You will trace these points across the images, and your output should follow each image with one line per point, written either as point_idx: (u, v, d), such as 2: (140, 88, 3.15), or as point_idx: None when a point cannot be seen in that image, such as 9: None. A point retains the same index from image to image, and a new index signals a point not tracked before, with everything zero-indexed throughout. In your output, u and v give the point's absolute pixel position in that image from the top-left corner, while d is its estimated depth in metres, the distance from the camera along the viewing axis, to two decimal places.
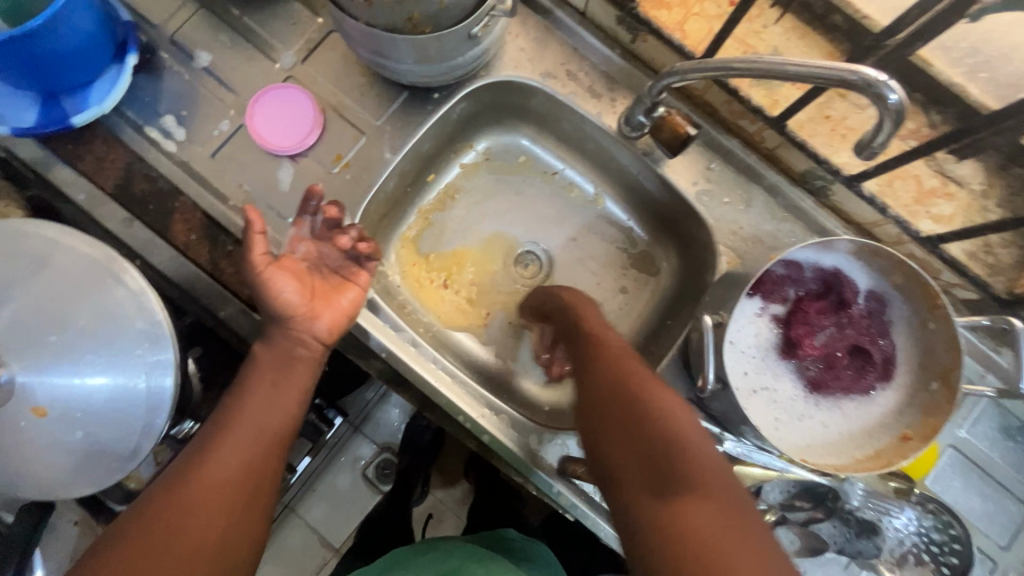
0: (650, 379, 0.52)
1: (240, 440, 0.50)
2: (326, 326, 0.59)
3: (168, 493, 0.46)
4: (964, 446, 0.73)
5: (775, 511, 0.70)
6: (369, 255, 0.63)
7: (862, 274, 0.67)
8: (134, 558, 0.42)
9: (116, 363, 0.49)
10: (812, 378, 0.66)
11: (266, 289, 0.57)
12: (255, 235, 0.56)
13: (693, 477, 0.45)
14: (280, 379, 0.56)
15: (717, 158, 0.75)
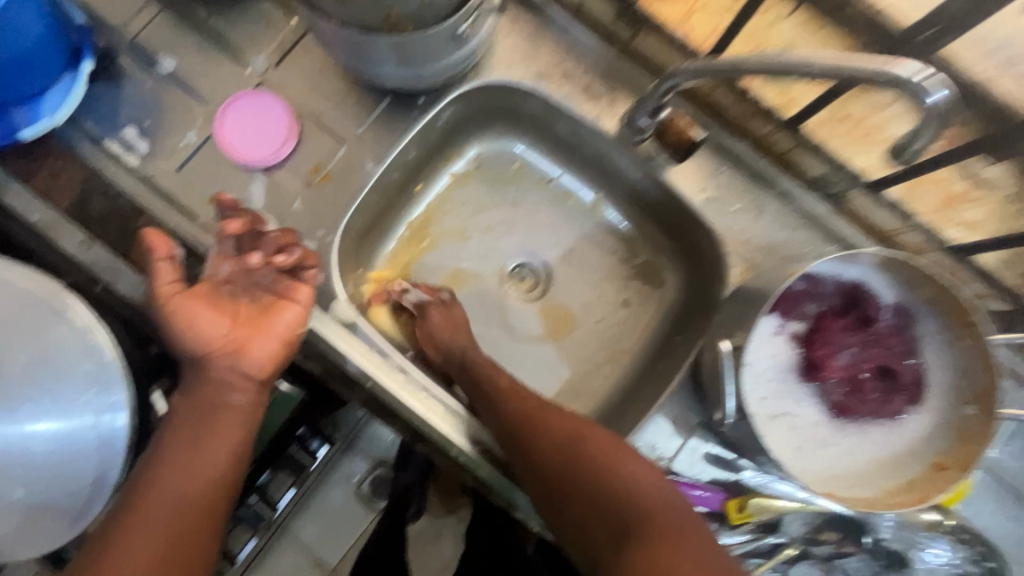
0: (585, 429, 0.58)
1: (156, 516, 0.47)
2: (252, 357, 0.54)
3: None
4: (996, 468, 0.66)
5: (796, 546, 0.62)
6: (302, 266, 0.56)
7: (887, 287, 0.60)
8: None
9: (60, 410, 0.45)
10: (836, 403, 0.59)
11: (178, 325, 0.52)
12: (159, 261, 0.52)
13: (636, 516, 0.50)
14: (202, 441, 0.51)
15: (727, 163, 0.68)
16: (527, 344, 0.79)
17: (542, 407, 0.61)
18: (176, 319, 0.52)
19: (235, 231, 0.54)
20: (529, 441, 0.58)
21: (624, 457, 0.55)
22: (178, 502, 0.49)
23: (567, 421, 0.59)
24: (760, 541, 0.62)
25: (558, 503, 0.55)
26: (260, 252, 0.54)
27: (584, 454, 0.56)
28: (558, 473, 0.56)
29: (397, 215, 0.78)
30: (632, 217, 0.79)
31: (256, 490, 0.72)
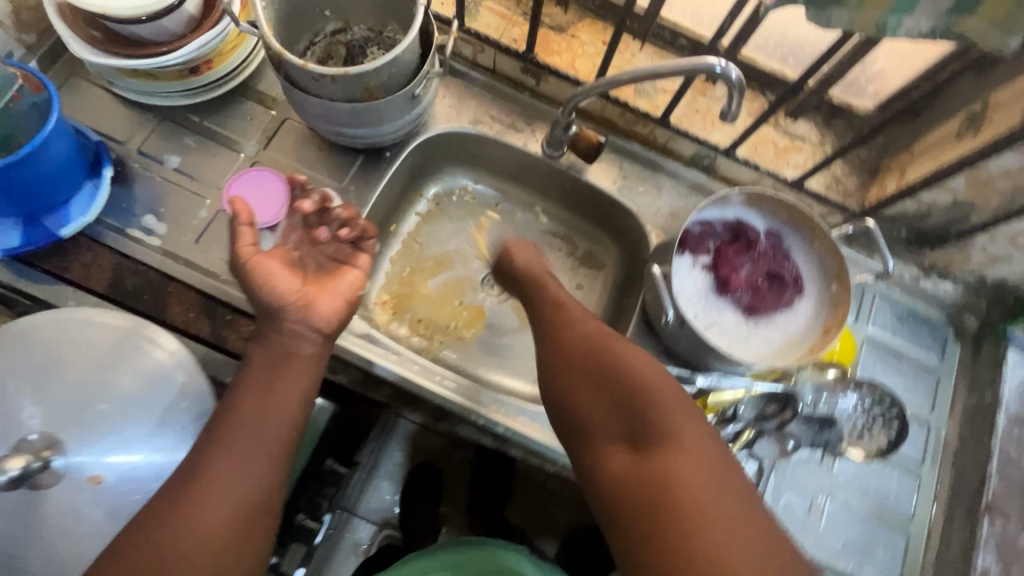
0: (611, 336, 0.65)
1: (234, 449, 0.55)
2: (318, 312, 0.65)
3: (160, 525, 0.50)
4: (876, 337, 0.88)
5: (753, 427, 0.80)
6: (360, 237, 0.72)
7: (758, 218, 0.82)
8: (143, 556, 0.48)
9: (167, 420, 0.58)
10: (747, 304, 0.79)
11: (257, 278, 0.63)
12: (243, 226, 0.63)
13: (661, 420, 0.56)
14: (273, 388, 0.59)
15: (626, 159, 0.91)
16: (507, 335, 0.94)
17: (571, 313, 0.70)
18: (258, 273, 0.63)
19: (309, 212, 0.70)
20: (564, 348, 0.66)
21: (644, 359, 0.61)
22: (256, 442, 0.56)
23: (590, 328, 0.67)
24: (724, 432, 0.79)
25: (569, 394, 0.63)
26: (329, 229, 0.71)
27: (613, 359, 0.62)
28: (584, 379, 0.62)
29: (381, 252, 0.94)
30: (568, 217, 0.99)
31: (303, 508, 0.78)
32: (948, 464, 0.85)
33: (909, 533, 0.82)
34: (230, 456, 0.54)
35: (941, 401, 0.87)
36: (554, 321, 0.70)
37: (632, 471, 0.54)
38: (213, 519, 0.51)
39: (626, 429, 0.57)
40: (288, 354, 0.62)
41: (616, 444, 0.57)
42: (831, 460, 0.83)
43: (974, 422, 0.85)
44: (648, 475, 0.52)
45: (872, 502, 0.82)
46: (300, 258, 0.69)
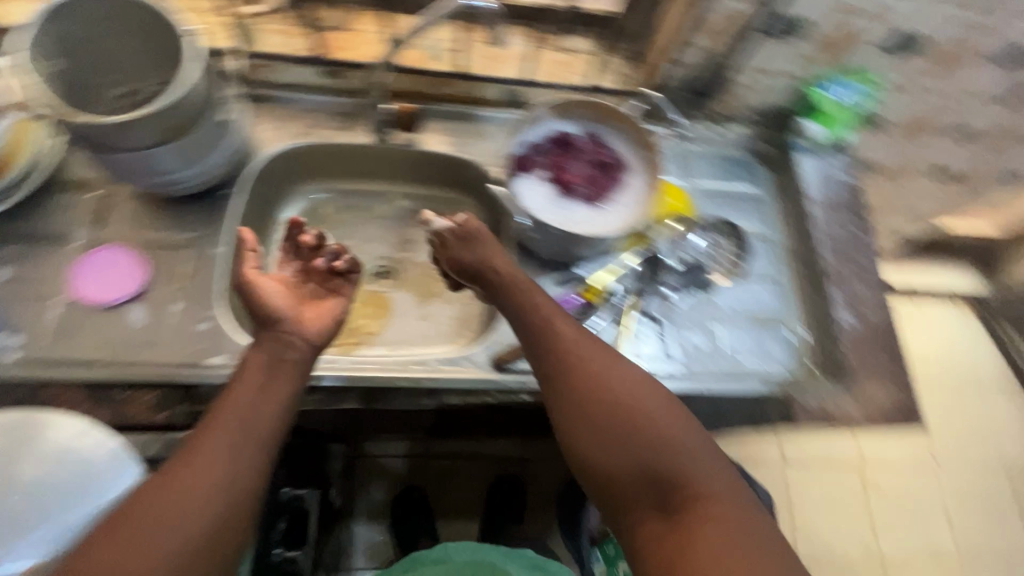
0: (634, 393, 0.66)
1: (229, 431, 0.59)
2: (309, 324, 0.72)
3: (160, 488, 0.54)
4: (702, 185, 1.04)
5: (637, 291, 0.92)
6: (351, 271, 0.79)
7: (569, 124, 0.95)
8: (148, 514, 0.53)
9: (84, 480, 0.62)
10: (588, 193, 0.90)
11: (255, 294, 0.71)
12: (248, 251, 0.73)
13: (692, 494, 0.60)
14: (267, 382, 0.64)
15: (446, 120, 1.00)
16: (410, 313, 1.00)
17: (580, 356, 0.69)
18: (258, 288, 0.71)
19: (307, 243, 0.78)
20: (586, 399, 0.66)
21: (672, 426, 0.64)
22: (250, 425, 0.60)
23: (609, 385, 0.67)
24: (613, 307, 0.91)
25: (594, 453, 0.64)
26: (324, 259, 0.78)
27: (637, 414, 0.64)
28: (610, 438, 0.64)
29: None
30: (425, 191, 1.06)
31: None
32: (796, 260, 1.01)
33: (787, 325, 0.95)
34: (227, 433, 0.59)
35: (771, 212, 1.04)
36: (563, 362, 0.69)
37: (665, 544, 0.59)
38: (206, 487, 0.55)
39: (656, 500, 0.61)
40: (277, 358, 0.66)
41: (647, 507, 0.62)
42: (709, 295, 0.96)
43: (796, 221, 1.03)
44: (677, 552, 0.57)
45: (750, 314, 0.96)
46: (295, 287, 0.77)
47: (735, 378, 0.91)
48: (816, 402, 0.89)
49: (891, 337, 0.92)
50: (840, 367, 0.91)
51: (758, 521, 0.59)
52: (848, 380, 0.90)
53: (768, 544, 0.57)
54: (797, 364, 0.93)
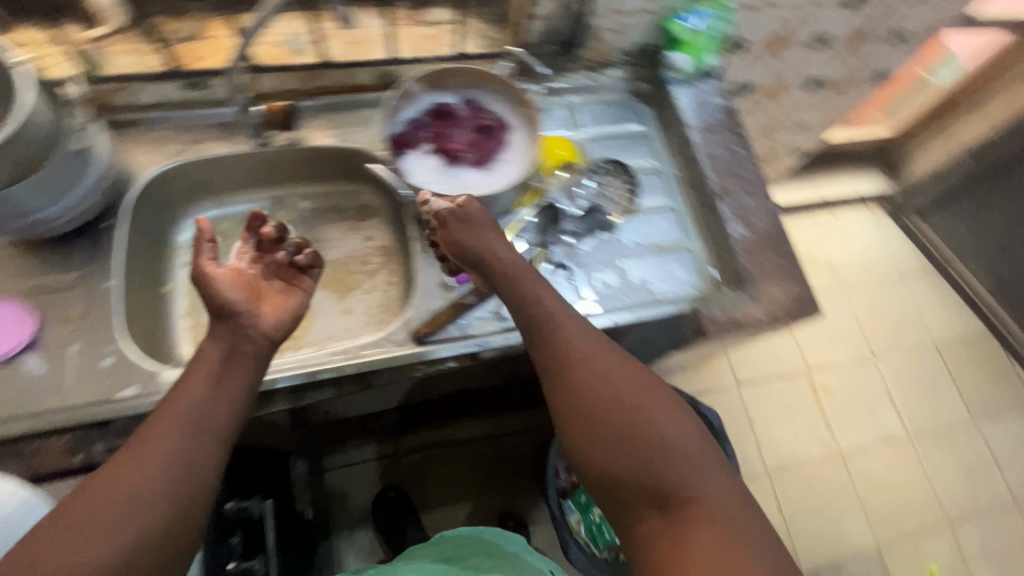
0: (638, 399, 0.70)
1: (182, 418, 0.63)
2: (266, 318, 0.76)
3: (114, 466, 0.59)
4: (588, 132, 1.08)
5: (541, 243, 0.96)
6: (310, 265, 0.84)
7: (444, 94, 0.96)
8: (101, 490, 0.57)
9: None
10: (474, 158, 0.92)
11: (210, 287, 0.73)
12: (205, 242, 0.74)
13: (692, 495, 0.65)
14: (222, 373, 0.68)
15: (324, 113, 0.99)
16: (331, 311, 1.01)
17: (585, 360, 0.73)
18: (214, 280, 0.73)
19: (266, 237, 0.81)
20: (587, 400, 0.70)
21: (674, 432, 0.68)
22: (203, 412, 0.65)
23: (613, 391, 0.71)
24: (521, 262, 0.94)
25: (596, 452, 0.68)
26: (284, 252, 0.82)
27: (640, 418, 0.69)
28: (609, 439, 0.68)
29: (168, 313, 0.95)
30: (321, 188, 1.06)
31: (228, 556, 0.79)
32: (687, 187, 1.07)
33: (688, 248, 1.02)
34: (180, 418, 0.63)
35: (656, 148, 1.10)
36: (565, 365, 0.73)
37: (662, 542, 0.63)
38: (156, 466, 0.59)
39: (657, 501, 0.66)
40: (238, 344, 0.71)
41: (649, 507, 0.66)
42: (613, 234, 1.01)
43: (680, 151, 1.08)
44: (674, 549, 0.62)
45: (653, 244, 1.02)
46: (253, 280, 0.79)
47: (650, 304, 0.96)
48: (724, 312, 0.94)
49: (779, 239, 0.99)
50: (740, 277, 0.97)
51: (752, 523, 0.64)
52: (749, 287, 0.96)
53: (759, 543, 0.62)
54: (703, 281, 1.00)
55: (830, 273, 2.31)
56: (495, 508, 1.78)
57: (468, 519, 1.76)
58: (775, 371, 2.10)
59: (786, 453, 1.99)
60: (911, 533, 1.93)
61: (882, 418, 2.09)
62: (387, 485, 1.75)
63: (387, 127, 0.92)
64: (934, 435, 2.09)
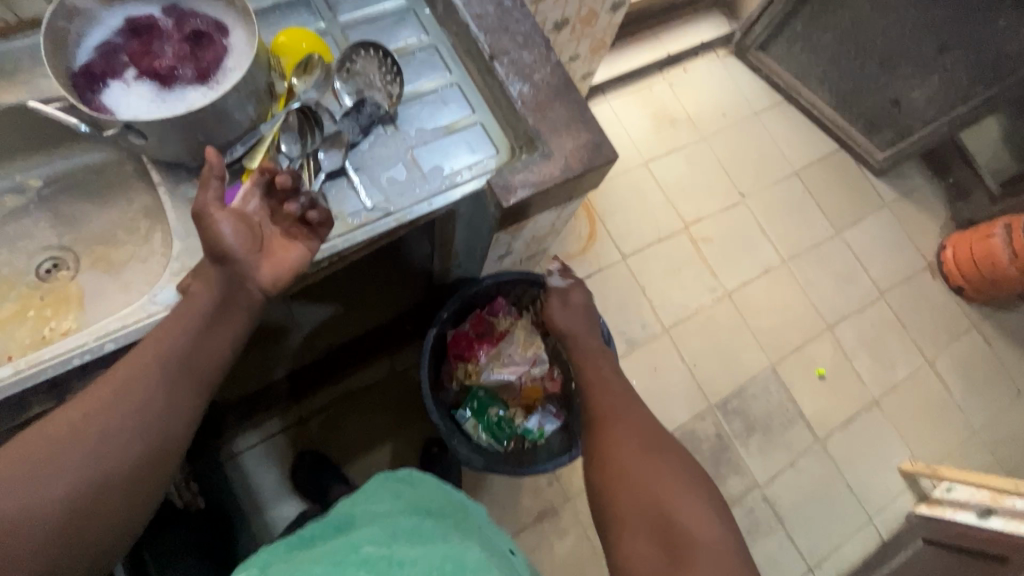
0: (677, 469, 0.76)
1: (173, 365, 0.69)
2: (267, 275, 0.75)
3: (109, 389, 0.66)
4: (340, 18, 0.95)
5: (305, 153, 0.85)
6: (319, 223, 0.79)
7: (139, 7, 0.81)
8: (93, 412, 0.64)
9: None
10: (192, 73, 0.78)
11: (210, 228, 0.70)
12: (213, 179, 0.70)
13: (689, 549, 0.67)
14: (214, 326, 0.73)
15: (0, 64, 0.81)
16: (104, 290, 0.90)
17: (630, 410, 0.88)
18: (216, 221, 0.70)
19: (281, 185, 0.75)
20: (620, 461, 0.79)
21: (711, 522, 0.70)
22: (191, 363, 0.70)
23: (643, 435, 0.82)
24: None
25: (638, 501, 0.74)
26: (296, 204, 0.77)
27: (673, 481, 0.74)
28: (631, 489, 0.76)
29: None
30: (42, 162, 0.90)
31: None
32: (464, 56, 0.98)
33: (479, 121, 0.96)
34: (169, 364, 0.69)
35: (422, 21, 1.00)
36: (607, 416, 0.87)
37: None
38: (142, 406, 0.66)
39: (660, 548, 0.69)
40: (234, 291, 0.73)
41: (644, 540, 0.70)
42: (394, 126, 0.92)
43: (448, 18, 0.98)
44: None
45: (441, 126, 0.94)
46: (259, 226, 0.76)
47: (446, 190, 0.90)
48: (522, 178, 0.90)
49: (563, 90, 0.94)
50: (532, 138, 0.92)
51: None
52: (542, 146, 0.91)
53: None
54: (500, 151, 0.94)
55: (690, 127, 2.33)
56: (417, 440, 1.78)
57: (393, 457, 1.76)
58: (656, 236, 2.16)
59: (681, 308, 2.08)
60: (799, 345, 2.12)
61: (759, 252, 2.21)
62: (300, 452, 1.70)
63: (69, 59, 0.76)
64: (807, 254, 2.25)
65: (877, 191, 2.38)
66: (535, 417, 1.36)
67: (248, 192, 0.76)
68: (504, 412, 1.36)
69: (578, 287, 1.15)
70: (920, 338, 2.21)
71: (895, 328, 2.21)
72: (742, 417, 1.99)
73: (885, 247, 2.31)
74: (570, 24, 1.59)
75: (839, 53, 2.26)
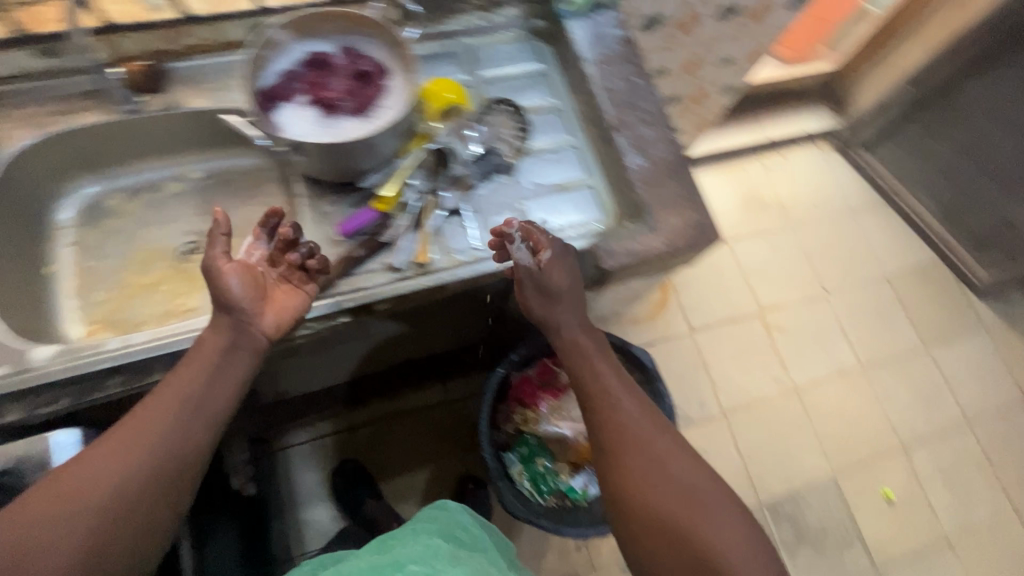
0: (688, 478, 0.75)
1: (176, 405, 0.70)
2: (271, 320, 0.79)
3: (119, 436, 0.67)
4: (482, 74, 1.05)
5: (431, 188, 0.93)
6: (318, 270, 0.83)
7: (319, 43, 0.92)
8: (104, 460, 0.65)
9: None
10: (352, 105, 0.88)
11: (218, 280, 0.75)
12: (220, 234, 0.76)
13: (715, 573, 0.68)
14: (217, 366, 0.74)
15: (200, 72, 0.95)
16: None
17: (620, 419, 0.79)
18: (224, 273, 0.76)
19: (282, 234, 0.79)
20: (637, 480, 0.75)
21: (727, 532, 0.71)
22: (197, 402, 0.72)
23: (635, 442, 0.78)
24: (409, 212, 0.92)
25: (659, 522, 0.73)
26: (298, 255, 0.81)
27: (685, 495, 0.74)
28: (668, 540, 0.71)
29: (52, 293, 0.94)
30: (209, 156, 1.03)
31: None
32: (587, 123, 1.04)
33: (590, 184, 1.01)
34: (174, 404, 0.70)
35: (555, 86, 1.07)
36: (614, 431, 0.78)
37: None
38: (152, 449, 0.67)
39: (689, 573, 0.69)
40: (241, 334, 0.77)
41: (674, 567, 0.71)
42: (510, 176, 0.98)
43: (579, 87, 1.05)
44: None
45: (553, 183, 1.00)
46: (262, 275, 0.80)
47: None
48: (625, 245, 0.93)
49: (677, 169, 0.98)
50: (639, 209, 0.96)
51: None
52: (648, 218, 0.95)
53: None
54: (605, 216, 0.98)
55: (780, 213, 2.30)
56: (454, 471, 1.79)
57: (428, 484, 1.77)
58: (729, 315, 2.11)
59: (743, 394, 2.01)
60: (867, 460, 1.98)
61: (836, 353, 2.11)
62: (344, 458, 1.76)
63: (256, 79, 0.88)
64: (888, 364, 2.12)
65: (977, 313, 2.23)
66: (580, 477, 1.35)
67: (252, 244, 0.81)
68: (551, 465, 1.36)
69: (557, 260, 0.86)
70: (1009, 481, 2.00)
71: (979, 463, 2.01)
72: (792, 525, 1.86)
73: (978, 373, 2.14)
74: (681, 101, 1.64)
75: (953, 165, 2.18)
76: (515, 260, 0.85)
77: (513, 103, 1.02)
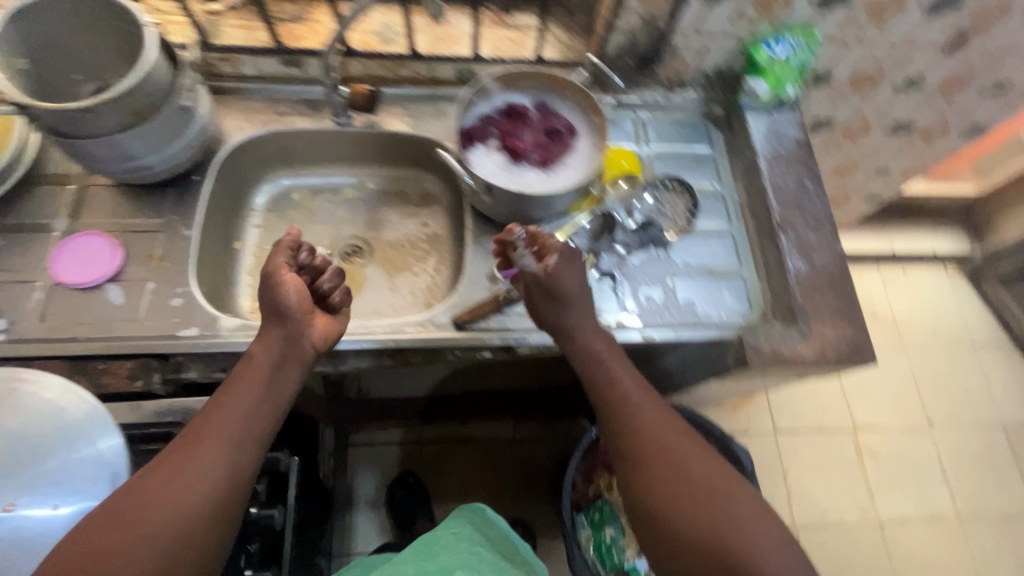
0: (717, 480, 0.72)
1: (232, 419, 0.72)
2: (315, 336, 0.83)
3: (177, 453, 0.69)
4: (655, 147, 1.09)
5: (592, 250, 0.97)
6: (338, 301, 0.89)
7: (519, 95, 0.99)
8: (166, 477, 0.67)
9: (64, 432, 0.74)
10: (539, 158, 0.94)
11: (280, 287, 0.79)
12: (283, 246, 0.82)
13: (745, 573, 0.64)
14: (267, 379, 0.77)
15: (407, 100, 1.05)
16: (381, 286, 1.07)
17: (644, 427, 0.77)
18: (286, 280, 0.80)
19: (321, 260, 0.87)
20: (663, 482, 0.73)
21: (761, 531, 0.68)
22: (251, 415, 0.74)
23: (658, 441, 0.76)
24: None
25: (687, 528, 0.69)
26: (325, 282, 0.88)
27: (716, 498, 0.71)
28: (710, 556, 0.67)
29: (233, 267, 1.04)
30: (389, 172, 1.13)
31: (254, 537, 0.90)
32: (748, 214, 1.05)
33: (743, 275, 1.01)
34: (231, 418, 0.72)
35: (722, 172, 1.09)
36: (645, 442, 0.76)
37: None
38: (212, 464, 0.69)
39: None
40: (290, 351, 0.79)
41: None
42: (666, 252, 1.00)
43: (747, 178, 1.06)
44: None
45: (706, 267, 1.00)
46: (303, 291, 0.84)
47: (693, 326, 0.95)
48: (772, 347, 0.91)
49: (838, 280, 0.96)
50: (793, 312, 0.94)
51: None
52: (800, 323, 0.93)
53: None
54: (753, 311, 0.98)
55: (892, 329, 2.18)
56: (507, 512, 1.77)
57: None
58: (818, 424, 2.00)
59: (819, 513, 1.88)
60: None
61: (932, 494, 1.93)
62: (405, 470, 1.78)
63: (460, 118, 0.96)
64: (991, 522, 1.91)
65: None
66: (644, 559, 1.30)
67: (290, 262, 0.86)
68: (619, 536, 1.31)
69: (562, 262, 0.83)
70: None
71: None
72: None
73: None
74: None
75: None
76: (521, 266, 0.83)
77: (682, 181, 1.05)
